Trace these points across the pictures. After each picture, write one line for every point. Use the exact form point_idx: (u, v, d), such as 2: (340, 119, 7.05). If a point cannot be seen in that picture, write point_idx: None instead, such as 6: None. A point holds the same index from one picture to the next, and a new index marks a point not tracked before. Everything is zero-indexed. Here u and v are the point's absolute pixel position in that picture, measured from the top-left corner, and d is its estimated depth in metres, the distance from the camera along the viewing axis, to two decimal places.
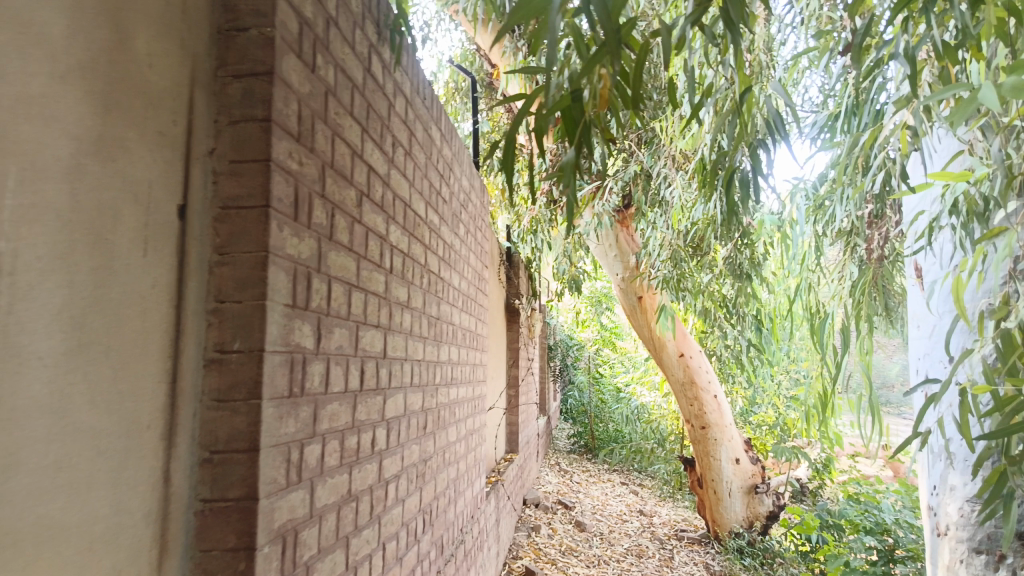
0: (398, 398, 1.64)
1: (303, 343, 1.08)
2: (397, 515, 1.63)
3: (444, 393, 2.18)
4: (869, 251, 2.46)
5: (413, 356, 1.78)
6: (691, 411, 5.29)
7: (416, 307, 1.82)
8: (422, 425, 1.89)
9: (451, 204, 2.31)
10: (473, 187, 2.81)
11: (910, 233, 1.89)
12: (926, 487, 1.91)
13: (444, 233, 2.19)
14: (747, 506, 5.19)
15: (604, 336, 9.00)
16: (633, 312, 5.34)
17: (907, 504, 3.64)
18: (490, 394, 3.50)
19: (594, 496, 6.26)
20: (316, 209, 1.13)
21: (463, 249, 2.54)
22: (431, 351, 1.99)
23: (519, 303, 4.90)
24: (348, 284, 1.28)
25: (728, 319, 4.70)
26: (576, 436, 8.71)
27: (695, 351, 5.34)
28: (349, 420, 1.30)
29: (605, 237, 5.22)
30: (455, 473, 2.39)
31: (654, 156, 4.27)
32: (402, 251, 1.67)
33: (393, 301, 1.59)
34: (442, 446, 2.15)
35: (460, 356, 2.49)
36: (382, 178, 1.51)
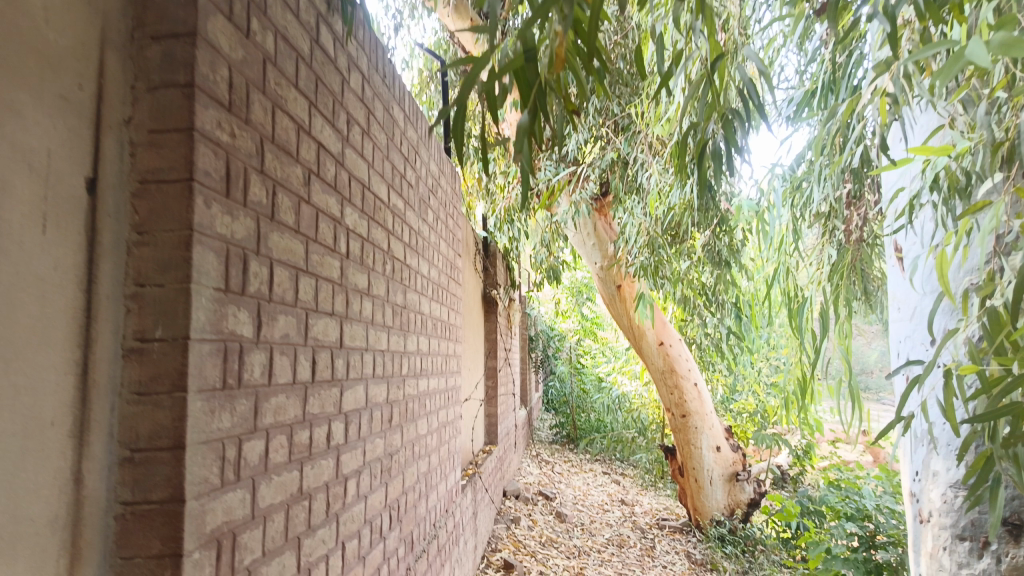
0: (359, 389, 1.56)
1: (240, 332, 1.00)
2: (359, 512, 1.55)
3: (412, 384, 2.10)
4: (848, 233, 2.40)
5: (375, 347, 1.70)
6: (671, 400, 5.25)
7: (378, 295, 1.73)
8: (387, 418, 1.80)
9: (417, 188, 2.22)
10: (443, 172, 2.72)
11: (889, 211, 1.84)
12: (909, 473, 1.87)
13: (410, 218, 2.10)
14: (728, 494, 5.17)
15: (585, 326, 8.95)
16: (613, 300, 5.29)
17: (888, 489, 3.62)
18: (465, 385, 3.42)
19: (576, 486, 6.21)
20: (253, 186, 1.05)
21: (432, 236, 2.45)
22: (397, 341, 1.91)
23: (496, 293, 4.82)
24: (294, 269, 1.20)
25: (707, 307, 4.65)
26: (558, 426, 8.66)
27: (675, 339, 5.29)
28: (298, 413, 1.22)
29: (583, 225, 5.15)
30: (427, 468, 2.31)
31: (631, 142, 4.21)
32: (360, 235, 1.59)
33: (350, 287, 1.51)
34: (410, 440, 2.07)
35: (431, 346, 2.41)
36: (335, 157, 1.42)
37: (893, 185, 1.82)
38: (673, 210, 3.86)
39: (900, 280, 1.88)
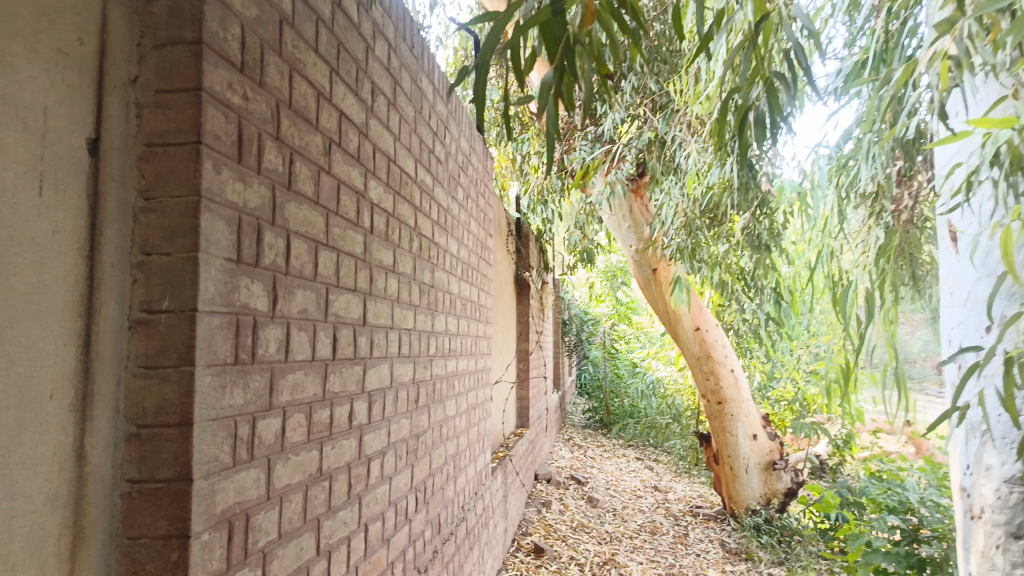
0: (383, 368, 1.52)
1: (254, 306, 0.96)
2: (383, 494, 1.51)
3: (440, 365, 2.05)
4: (899, 212, 2.28)
5: (400, 325, 1.65)
6: (707, 386, 5.15)
7: (404, 273, 1.68)
8: (414, 399, 1.76)
9: (446, 164, 2.16)
10: (475, 149, 2.66)
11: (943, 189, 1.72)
12: (958, 466, 1.76)
13: (438, 195, 2.04)
14: (764, 483, 5.05)
15: (620, 311, 8.84)
16: (648, 284, 5.18)
17: (933, 481, 3.49)
18: (496, 367, 3.38)
19: (608, 471, 6.15)
20: (268, 154, 1.01)
21: (462, 215, 2.40)
22: (424, 321, 1.86)
23: (528, 275, 4.76)
24: (314, 242, 1.16)
25: (746, 291, 4.53)
26: (591, 411, 8.60)
27: (712, 324, 5.17)
28: (318, 392, 1.18)
29: (618, 207, 5.05)
30: (455, 450, 2.27)
31: (669, 122, 4.10)
32: (386, 210, 1.54)
33: (375, 264, 1.46)
34: (438, 421, 2.02)
35: (460, 327, 2.36)
36: (359, 127, 1.38)
37: (949, 160, 1.71)
38: (712, 190, 3.74)
39: (953, 263, 1.77)
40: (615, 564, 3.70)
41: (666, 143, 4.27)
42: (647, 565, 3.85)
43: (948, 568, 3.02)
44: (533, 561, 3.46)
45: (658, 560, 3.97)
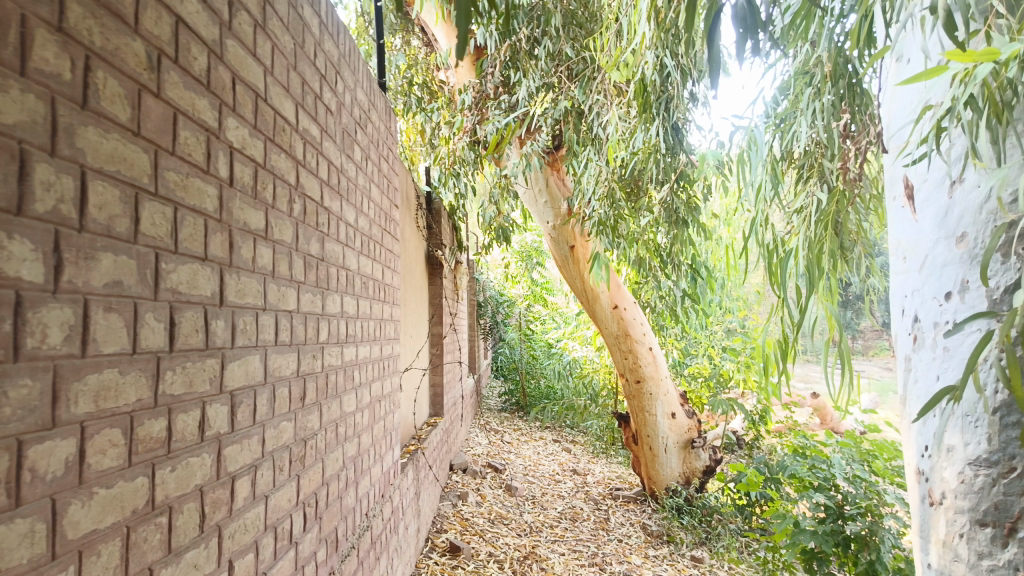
0: (254, 359, 1.20)
1: (15, 274, 0.63)
2: (256, 518, 1.21)
3: (335, 354, 1.74)
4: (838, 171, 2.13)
5: (278, 305, 1.33)
6: (625, 365, 4.98)
7: (281, 241, 1.36)
8: (297, 397, 1.44)
9: (337, 112, 1.83)
10: (376, 105, 2.34)
11: (909, 137, 1.54)
12: (916, 449, 1.61)
13: (328, 150, 1.72)
14: (683, 462, 4.97)
15: (535, 291, 8.63)
16: (565, 262, 4.96)
17: (853, 456, 3.44)
18: (406, 353, 3.08)
19: (526, 456, 5.96)
20: (42, 49, 0.67)
21: (360, 178, 2.08)
22: (311, 300, 1.54)
23: (441, 253, 4.45)
24: (133, 189, 0.83)
25: (664, 269, 4.40)
26: (508, 394, 8.42)
27: (629, 302, 5.00)
28: (147, 397, 0.86)
29: (534, 180, 4.77)
30: (356, 450, 1.97)
31: (586, 89, 3.90)
32: (251, 159, 1.22)
33: (236, 225, 1.14)
34: (333, 419, 1.72)
35: (360, 310, 2.04)
36: (207, 43, 1.04)
37: (903, 115, 1.57)
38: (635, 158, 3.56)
39: (910, 224, 1.60)
40: (537, 559, 3.50)
41: (584, 114, 4.09)
42: (569, 556, 3.66)
43: (872, 546, 2.98)
44: (449, 561, 3.20)
45: (580, 550, 3.80)
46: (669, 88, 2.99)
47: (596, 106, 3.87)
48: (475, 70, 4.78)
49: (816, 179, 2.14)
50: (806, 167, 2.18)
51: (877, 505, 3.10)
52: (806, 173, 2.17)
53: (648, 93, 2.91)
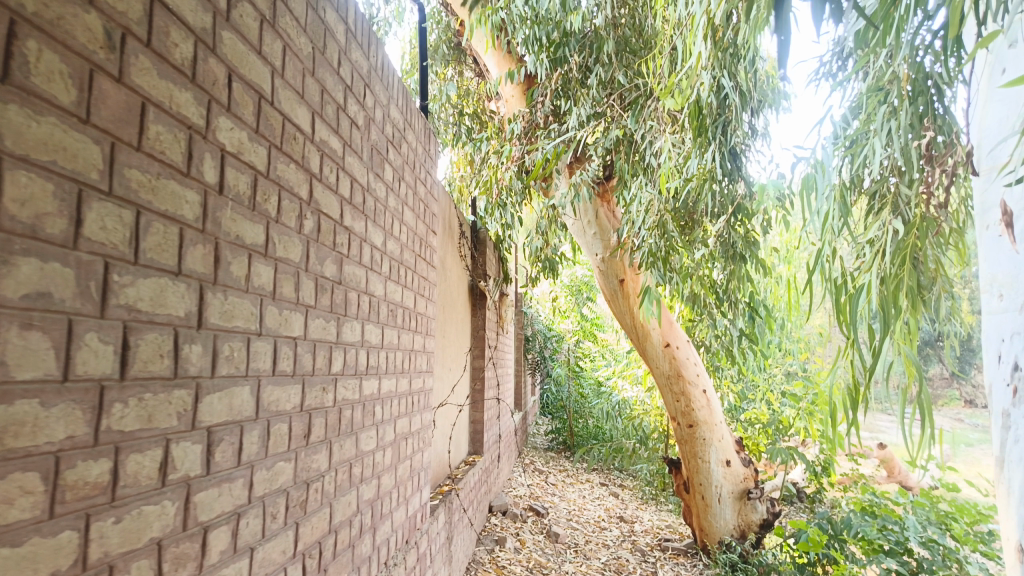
0: (242, 391, 1.06)
1: None
2: (237, 575, 1.05)
3: (352, 387, 1.59)
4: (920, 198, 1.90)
5: (278, 331, 1.19)
6: (676, 407, 4.71)
7: (287, 260, 1.22)
8: (300, 435, 1.29)
9: (366, 127, 1.71)
10: (412, 124, 2.23)
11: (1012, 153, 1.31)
12: (1015, 522, 1.34)
13: (352, 167, 1.60)
14: (738, 513, 4.64)
15: (584, 327, 8.39)
16: (614, 296, 4.73)
17: (929, 517, 3.06)
18: (440, 388, 2.92)
19: (571, 500, 5.70)
20: None
21: (391, 200, 1.95)
22: (322, 327, 1.40)
23: (484, 285, 4.31)
24: (75, 184, 0.70)
25: (720, 306, 4.17)
26: (554, 433, 8.16)
27: (682, 341, 4.75)
28: (84, 433, 0.72)
29: (583, 212, 4.63)
30: (375, 493, 1.80)
31: (639, 117, 3.75)
32: (251, 166, 1.09)
33: (225, 237, 1.01)
34: (347, 459, 1.56)
35: (386, 341, 1.90)
36: (194, 30, 0.92)
37: (998, 128, 1.37)
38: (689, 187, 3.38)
39: (1008, 255, 1.35)
40: None
41: (636, 142, 3.93)
42: None
43: None
44: None
45: None
46: (727, 111, 2.81)
47: (647, 134, 3.72)
48: (524, 99, 4.70)
49: (892, 208, 1.90)
50: (879, 194, 1.95)
51: (958, 573, 2.76)
52: (880, 202, 1.94)
53: (704, 115, 2.72)
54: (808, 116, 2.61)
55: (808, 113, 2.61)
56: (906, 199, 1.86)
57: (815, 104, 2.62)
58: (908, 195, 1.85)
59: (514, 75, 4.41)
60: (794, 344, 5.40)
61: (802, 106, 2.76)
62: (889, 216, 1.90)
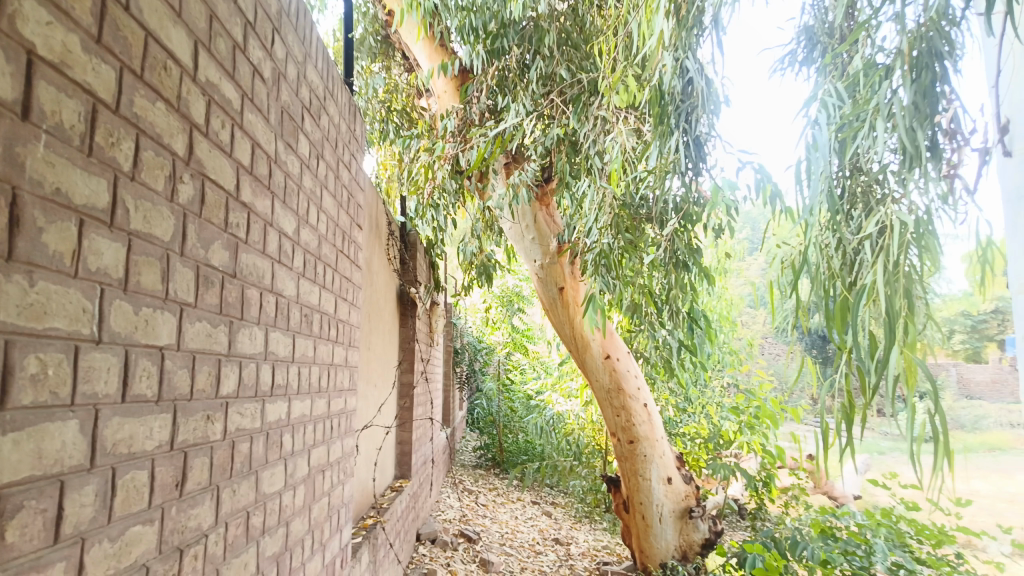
0: (62, 425, 0.69)
1: None
2: None
3: (250, 413, 1.23)
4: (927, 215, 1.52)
5: (132, 338, 0.82)
6: (617, 423, 4.45)
7: (149, 237, 0.86)
8: (170, 485, 0.92)
9: (273, 82, 1.35)
10: (334, 96, 1.88)
11: None
12: None
13: (254, 128, 1.24)
14: (679, 533, 4.41)
15: (515, 339, 8.04)
16: (553, 305, 4.42)
17: (893, 539, 2.90)
18: (364, 407, 2.55)
19: (503, 522, 5.37)
20: None
21: (307, 180, 1.59)
22: (206, 334, 1.03)
23: (414, 292, 3.93)
24: None
25: (660, 317, 3.91)
26: (483, 449, 7.84)
27: (623, 353, 4.50)
28: None
29: (520, 215, 4.34)
30: (282, 545, 1.43)
31: (582, 114, 3.54)
32: (87, 90, 0.73)
33: (31, 189, 0.64)
34: (243, 509, 1.19)
35: (299, 352, 1.54)
36: None
37: None
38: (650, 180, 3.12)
39: None
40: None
41: (578, 142, 3.70)
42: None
43: None
44: None
45: None
46: (690, 97, 2.57)
47: (592, 132, 3.47)
48: (458, 94, 4.37)
49: (861, 204, 1.78)
50: (849, 192, 1.80)
51: None
52: (848, 199, 1.80)
53: (665, 100, 2.52)
54: (773, 114, 2.17)
55: (771, 109, 2.19)
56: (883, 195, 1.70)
57: (779, 101, 2.17)
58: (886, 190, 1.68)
59: (447, 67, 4.11)
60: (725, 356, 5.22)
61: (750, 100, 2.40)
62: (858, 213, 1.78)
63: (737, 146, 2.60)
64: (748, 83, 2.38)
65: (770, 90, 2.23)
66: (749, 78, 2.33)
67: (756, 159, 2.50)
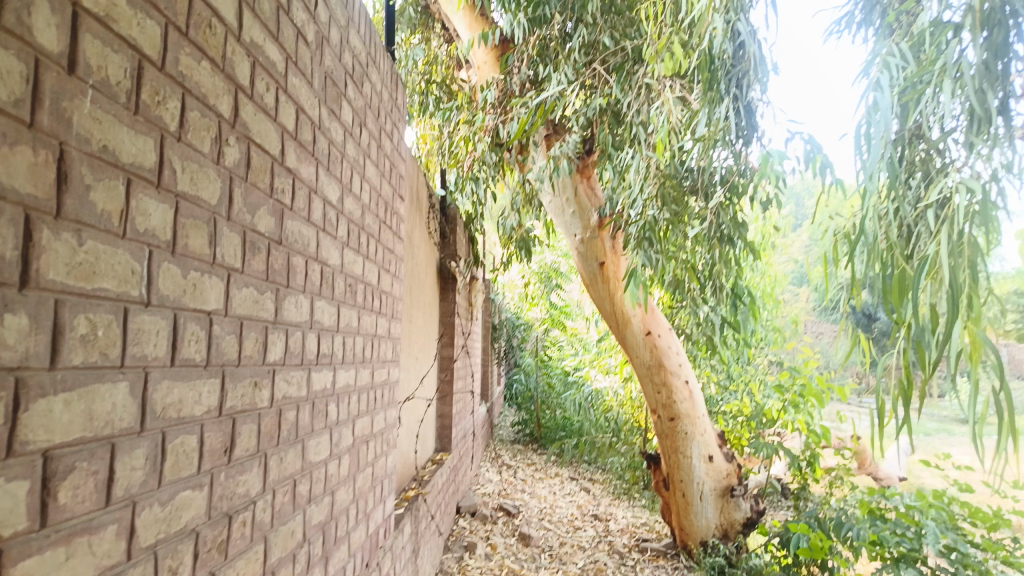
0: (112, 387, 0.68)
1: None
2: None
3: (296, 382, 1.22)
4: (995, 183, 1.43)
5: (181, 301, 0.81)
6: (657, 399, 4.39)
7: (196, 200, 0.85)
8: (219, 451, 0.92)
9: (316, 46, 1.33)
10: (376, 63, 1.85)
11: None
12: None
13: (298, 92, 1.22)
14: (720, 512, 4.36)
15: (553, 315, 8.00)
16: (593, 281, 4.37)
17: (944, 521, 2.82)
18: (406, 380, 2.55)
19: (542, 496, 5.39)
20: None
21: (350, 148, 1.57)
22: (253, 300, 1.02)
23: (455, 266, 3.92)
24: None
25: (703, 292, 3.82)
26: (521, 425, 7.86)
27: (664, 329, 4.43)
28: None
29: (561, 188, 4.27)
30: (328, 514, 1.43)
31: (625, 84, 3.46)
32: (132, 45, 0.71)
33: (79, 144, 0.63)
34: (289, 477, 1.19)
35: (343, 322, 1.53)
36: None
37: None
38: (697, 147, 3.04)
39: None
40: None
41: (621, 113, 3.62)
42: None
43: None
44: None
45: None
46: (742, 61, 2.45)
47: (637, 102, 3.39)
48: (498, 65, 4.31)
49: (920, 174, 1.64)
50: (907, 160, 1.67)
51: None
52: (906, 168, 1.67)
53: (714, 66, 2.44)
54: (831, 82, 2.05)
55: (827, 76, 2.07)
56: (945, 165, 1.60)
57: (836, 68, 2.05)
58: (949, 159, 1.59)
59: (487, 37, 4.05)
60: (768, 334, 5.20)
61: (803, 66, 2.31)
62: (916, 183, 1.65)
63: (787, 116, 2.53)
64: (802, 48, 2.30)
65: (823, 58, 2.10)
66: (803, 43, 2.23)
67: (805, 128, 2.50)
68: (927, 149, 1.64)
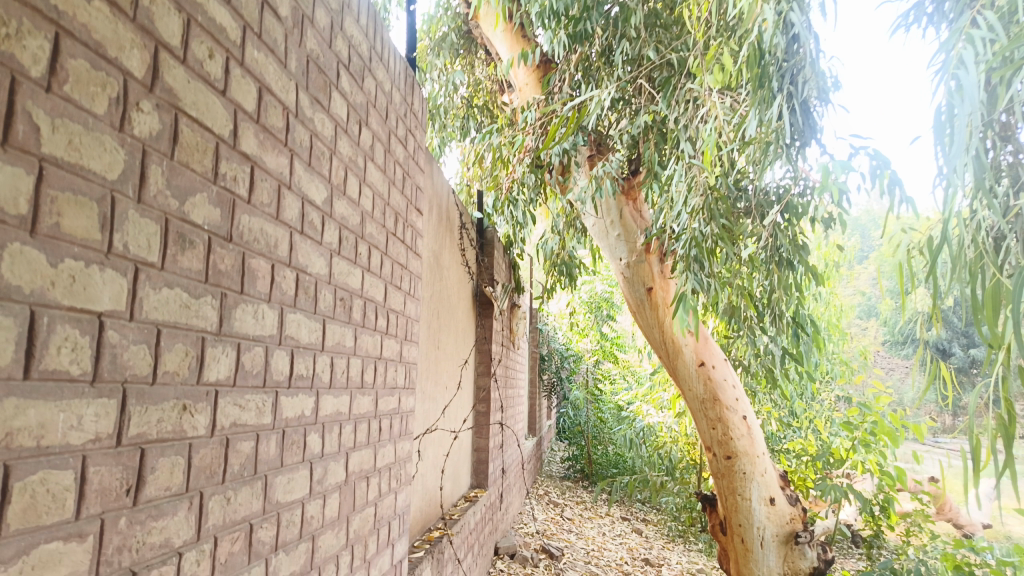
0: None
1: None
2: None
3: (255, 406, 1.03)
4: None
5: (44, 295, 0.63)
6: (712, 435, 4.04)
7: (79, 169, 0.67)
8: (117, 492, 0.73)
9: (294, 23, 1.17)
10: (383, 59, 1.69)
11: None
12: None
13: (262, 69, 1.05)
14: (784, 560, 3.91)
15: (604, 346, 7.65)
16: (641, 307, 4.10)
17: None
18: (427, 410, 2.36)
19: (589, 538, 5.09)
20: None
21: (344, 146, 1.40)
22: (182, 304, 0.84)
23: (492, 291, 3.73)
24: None
25: (761, 321, 3.48)
26: (572, 460, 7.54)
27: (719, 359, 4.11)
28: None
29: (605, 210, 4.09)
30: (307, 562, 1.23)
31: (670, 99, 3.25)
32: None
33: None
34: (242, 519, 1.00)
35: (332, 340, 1.35)
36: None
37: None
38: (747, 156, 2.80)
39: None
40: None
41: (668, 128, 3.39)
42: None
43: None
44: None
45: None
46: (796, 55, 2.23)
47: (684, 115, 3.16)
48: (539, 85, 4.15)
49: (1008, 179, 1.37)
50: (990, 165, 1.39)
51: None
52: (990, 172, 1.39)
53: (764, 61, 2.21)
54: (904, 86, 1.77)
55: (898, 78, 1.80)
56: None
57: (906, 60, 1.76)
58: None
59: (527, 56, 3.88)
60: (835, 367, 4.91)
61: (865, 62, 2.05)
62: (1005, 189, 1.36)
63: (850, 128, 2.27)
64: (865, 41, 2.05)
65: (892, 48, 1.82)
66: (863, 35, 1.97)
67: (871, 143, 2.17)
68: (1015, 152, 1.37)
